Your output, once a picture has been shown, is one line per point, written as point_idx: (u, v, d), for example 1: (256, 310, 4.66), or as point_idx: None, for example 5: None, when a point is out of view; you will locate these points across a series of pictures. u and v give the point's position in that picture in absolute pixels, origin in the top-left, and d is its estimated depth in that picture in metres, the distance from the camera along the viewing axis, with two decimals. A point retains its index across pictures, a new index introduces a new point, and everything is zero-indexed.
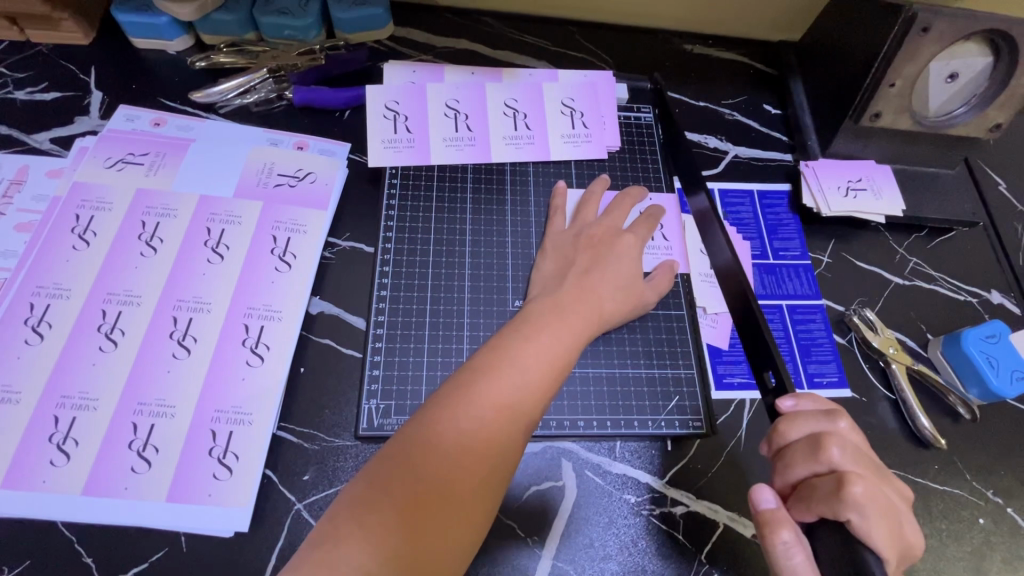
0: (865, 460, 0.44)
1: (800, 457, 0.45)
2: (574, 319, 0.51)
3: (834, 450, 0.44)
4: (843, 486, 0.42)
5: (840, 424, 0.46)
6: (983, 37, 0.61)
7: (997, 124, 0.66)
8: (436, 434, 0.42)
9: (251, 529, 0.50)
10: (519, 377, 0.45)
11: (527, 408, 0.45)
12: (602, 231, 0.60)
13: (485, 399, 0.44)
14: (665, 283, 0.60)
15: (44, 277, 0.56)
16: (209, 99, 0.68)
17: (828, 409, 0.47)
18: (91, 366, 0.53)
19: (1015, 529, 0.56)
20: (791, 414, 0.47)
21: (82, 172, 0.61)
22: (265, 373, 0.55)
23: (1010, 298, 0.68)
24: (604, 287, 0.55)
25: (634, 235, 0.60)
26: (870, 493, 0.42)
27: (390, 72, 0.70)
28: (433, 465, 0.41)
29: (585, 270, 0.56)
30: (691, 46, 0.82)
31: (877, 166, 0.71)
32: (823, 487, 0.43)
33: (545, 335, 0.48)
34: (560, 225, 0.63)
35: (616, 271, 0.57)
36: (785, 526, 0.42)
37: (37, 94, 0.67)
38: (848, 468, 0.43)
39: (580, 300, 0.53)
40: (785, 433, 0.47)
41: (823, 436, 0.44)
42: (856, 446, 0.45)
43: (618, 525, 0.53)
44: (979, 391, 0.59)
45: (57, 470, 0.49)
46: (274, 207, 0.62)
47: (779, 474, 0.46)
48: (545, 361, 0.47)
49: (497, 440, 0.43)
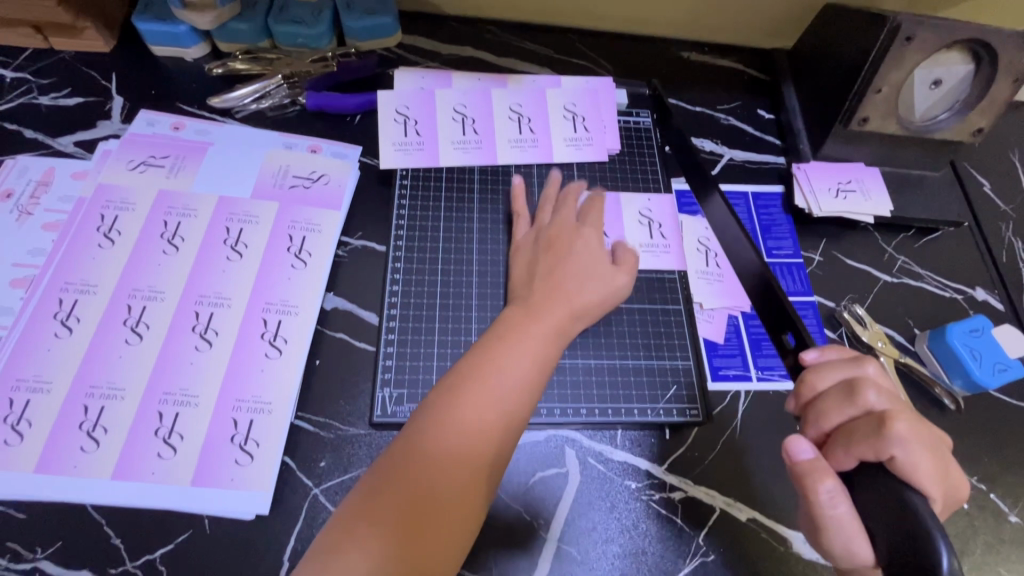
0: (899, 400, 0.44)
1: (835, 404, 0.45)
2: (551, 319, 0.54)
3: (870, 393, 0.44)
4: (884, 423, 0.41)
5: (869, 368, 0.46)
6: (964, 46, 0.64)
7: (980, 128, 0.70)
8: (428, 438, 0.45)
9: (271, 513, 0.52)
10: (502, 378, 0.48)
11: (511, 406, 0.48)
12: (561, 228, 0.62)
13: (470, 400, 0.47)
14: (631, 262, 0.62)
15: (71, 274, 0.59)
16: (226, 104, 0.71)
17: (854, 356, 0.47)
18: (117, 358, 0.55)
19: (998, 514, 0.59)
20: (822, 365, 0.47)
21: (106, 174, 0.64)
22: (284, 364, 0.57)
23: (994, 295, 0.71)
24: (572, 281, 0.57)
25: (590, 228, 0.62)
26: (914, 430, 0.41)
27: (400, 78, 0.73)
28: (428, 465, 0.44)
29: (552, 267, 0.59)
30: (688, 53, 0.85)
31: (866, 169, 0.74)
32: (864, 425, 0.42)
33: (525, 337, 0.51)
34: (523, 230, 0.65)
35: (578, 265, 0.59)
36: (827, 476, 0.42)
37: (61, 100, 0.70)
38: (885, 408, 0.43)
39: (551, 297, 0.56)
40: (814, 383, 0.47)
41: (857, 380, 0.45)
42: (889, 390, 0.45)
43: (620, 510, 0.56)
44: (963, 382, 0.63)
45: (87, 456, 0.52)
46: (290, 207, 0.65)
47: (813, 424, 0.46)
48: (525, 361, 0.50)
49: (485, 439, 0.46)
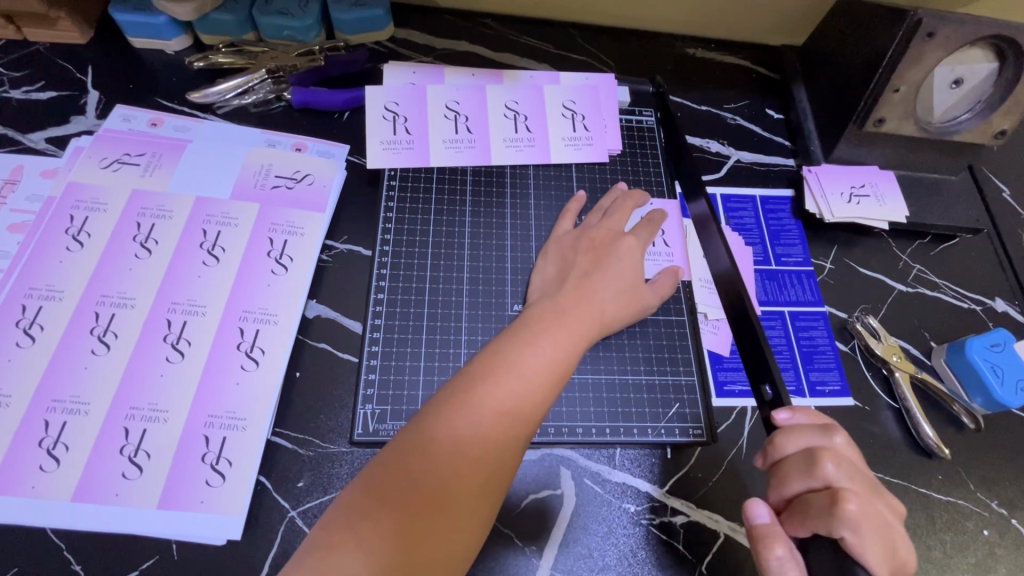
0: (859, 475, 0.44)
1: (795, 471, 0.44)
2: (575, 323, 0.50)
3: (829, 465, 0.43)
4: (838, 502, 0.41)
5: (836, 440, 0.45)
6: (988, 42, 0.60)
7: (1002, 130, 0.66)
8: (432, 439, 0.41)
9: (243, 538, 0.49)
10: (519, 382, 0.44)
11: (527, 413, 0.44)
12: (604, 233, 0.59)
13: (485, 404, 0.43)
14: (667, 288, 0.59)
15: (36, 279, 0.55)
16: (206, 99, 0.68)
17: (823, 425, 0.47)
18: (83, 370, 0.52)
19: (1020, 542, 0.55)
20: (793, 428, 0.47)
21: (77, 173, 0.61)
22: (260, 377, 0.54)
23: (1015, 307, 0.67)
24: (605, 289, 0.54)
25: (636, 238, 0.59)
26: (865, 512, 0.41)
27: (389, 73, 0.69)
28: (432, 470, 0.40)
29: (587, 272, 0.55)
30: (693, 50, 0.81)
31: (880, 172, 0.70)
32: (821, 501, 0.42)
33: (546, 340, 0.47)
34: (565, 229, 0.62)
35: (613, 277, 0.55)
36: (779, 541, 0.42)
37: (34, 94, 0.67)
38: (842, 482, 0.43)
39: (579, 303, 0.52)
40: (781, 446, 0.46)
41: (818, 450, 0.44)
42: (851, 463, 0.45)
43: (617, 535, 0.52)
44: (984, 401, 0.59)
45: (46, 476, 0.49)
46: (271, 209, 0.61)
47: (775, 490, 0.46)
48: (546, 365, 0.46)
49: (496, 447, 0.42)
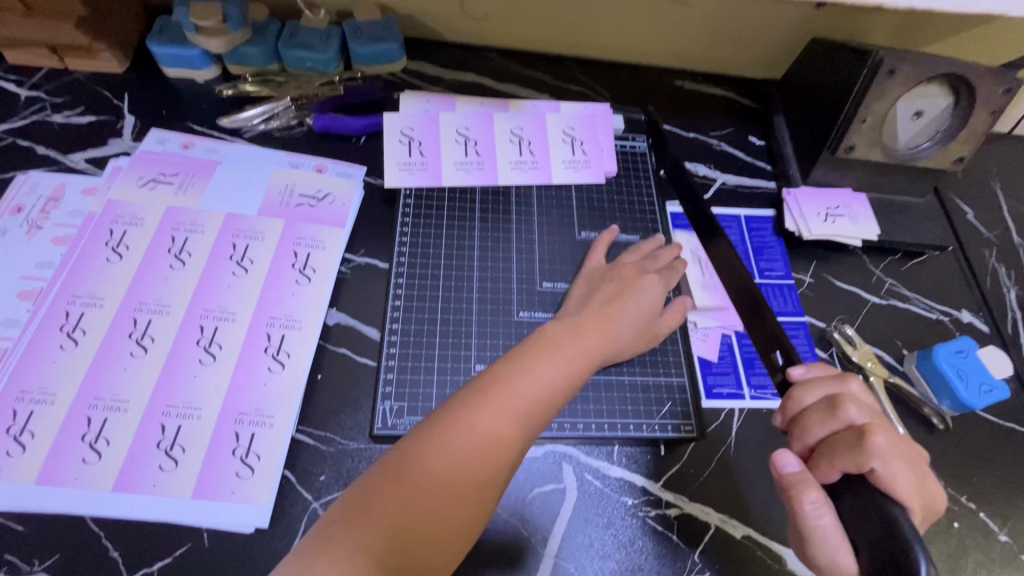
0: (879, 415, 0.47)
1: (818, 418, 0.48)
2: (592, 341, 0.52)
3: (851, 408, 0.46)
4: (865, 436, 0.44)
5: (852, 386, 0.49)
6: (943, 79, 0.68)
7: (960, 157, 0.72)
8: (451, 433, 0.43)
9: (270, 526, 0.53)
10: (536, 389, 0.46)
11: (536, 421, 0.46)
12: (631, 270, 0.63)
13: (503, 406, 0.45)
14: (676, 319, 0.64)
15: (79, 287, 0.60)
16: (235, 124, 0.73)
17: (839, 375, 0.50)
18: (123, 371, 0.56)
19: (987, 532, 0.60)
20: (807, 382, 0.50)
21: (116, 191, 0.66)
22: (286, 377, 0.58)
23: (979, 317, 0.73)
24: (625, 319, 0.57)
25: (656, 276, 0.62)
26: (890, 443, 0.44)
27: (405, 101, 0.76)
28: (445, 462, 0.42)
29: (609, 300, 0.58)
30: (681, 82, 0.88)
31: (853, 194, 0.76)
32: (843, 439, 0.45)
33: (564, 355, 0.49)
34: (596, 264, 0.67)
35: (636, 310, 0.58)
36: (810, 490, 0.44)
37: (74, 118, 0.72)
38: (865, 422, 0.46)
39: (598, 325, 0.54)
40: (800, 399, 0.50)
41: (839, 397, 0.47)
42: (870, 405, 0.48)
43: (617, 526, 0.57)
44: (951, 403, 0.64)
45: (89, 467, 0.53)
46: (295, 225, 0.67)
47: (799, 439, 0.48)
48: (562, 377, 0.48)
49: (506, 449, 0.44)
